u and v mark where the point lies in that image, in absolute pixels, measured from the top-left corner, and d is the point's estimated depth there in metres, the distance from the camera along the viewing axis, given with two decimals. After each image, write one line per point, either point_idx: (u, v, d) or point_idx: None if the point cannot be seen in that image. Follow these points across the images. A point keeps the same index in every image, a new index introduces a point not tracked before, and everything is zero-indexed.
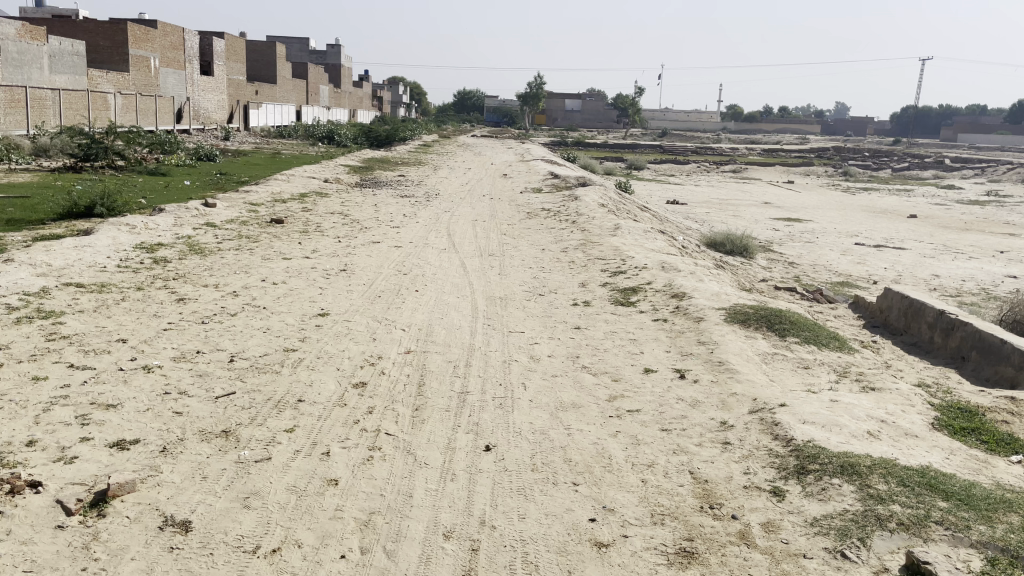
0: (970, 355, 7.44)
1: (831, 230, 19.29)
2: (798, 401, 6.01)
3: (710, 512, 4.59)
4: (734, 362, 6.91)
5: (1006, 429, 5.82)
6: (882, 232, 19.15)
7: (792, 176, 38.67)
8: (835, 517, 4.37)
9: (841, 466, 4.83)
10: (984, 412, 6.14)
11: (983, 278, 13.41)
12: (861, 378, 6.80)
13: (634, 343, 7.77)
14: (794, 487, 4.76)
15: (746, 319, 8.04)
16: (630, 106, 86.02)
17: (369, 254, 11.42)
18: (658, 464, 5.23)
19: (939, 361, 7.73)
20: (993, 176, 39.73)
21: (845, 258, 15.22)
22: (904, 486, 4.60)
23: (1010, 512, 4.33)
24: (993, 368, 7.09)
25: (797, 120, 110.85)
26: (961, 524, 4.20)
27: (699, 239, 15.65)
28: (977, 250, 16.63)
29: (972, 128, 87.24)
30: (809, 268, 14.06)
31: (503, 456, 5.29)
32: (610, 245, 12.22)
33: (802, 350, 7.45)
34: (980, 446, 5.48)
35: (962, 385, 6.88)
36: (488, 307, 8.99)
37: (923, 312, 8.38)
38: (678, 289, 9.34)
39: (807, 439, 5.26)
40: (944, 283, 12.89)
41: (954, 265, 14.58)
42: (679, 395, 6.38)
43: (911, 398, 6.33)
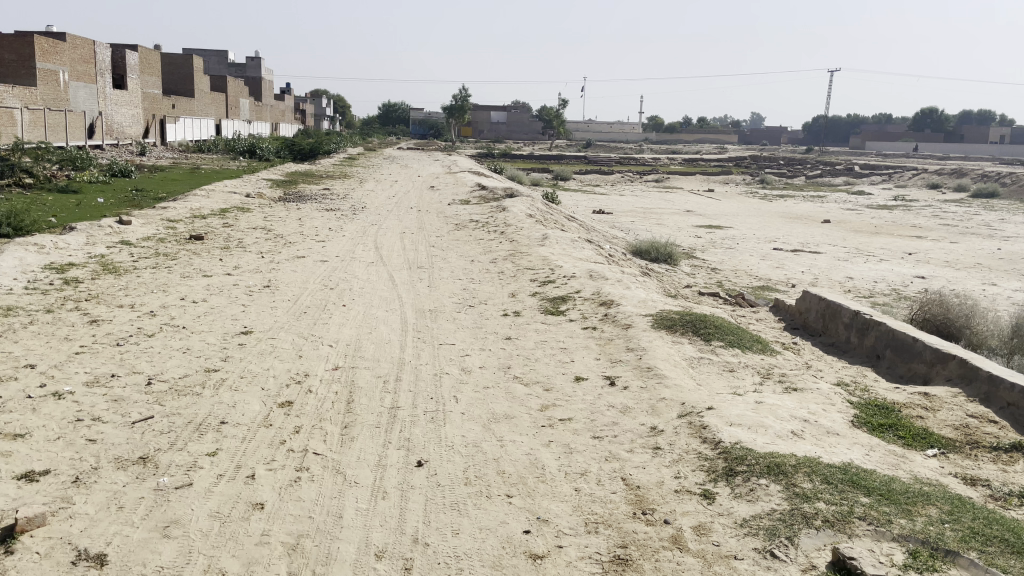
0: (885, 353, 7.74)
1: (751, 236, 19.86)
2: (724, 403, 6.12)
3: (643, 517, 4.62)
4: (662, 367, 7.01)
5: (921, 423, 6.03)
6: (798, 237, 19.84)
7: (712, 185, 39.70)
8: (764, 517, 4.45)
9: (768, 467, 4.93)
10: (901, 407, 6.36)
11: (893, 279, 14.02)
12: (783, 379, 6.99)
13: (564, 352, 7.79)
14: (723, 489, 4.83)
15: (672, 324, 8.18)
16: (554, 118, 87.16)
17: (294, 269, 11.18)
18: (591, 472, 5.24)
19: (856, 360, 8.00)
20: (900, 181, 41.58)
21: (764, 263, 15.69)
22: (827, 483, 4.72)
23: (929, 505, 4.50)
24: (906, 366, 7.39)
25: (715, 130, 114.26)
26: (882, 518, 4.33)
27: (625, 247, 15.88)
28: (886, 252, 17.41)
29: (878, 135, 91.51)
30: (732, 273, 14.43)
31: (435, 471, 5.21)
32: (539, 255, 12.27)
33: (727, 353, 7.61)
34: (897, 441, 5.67)
35: (878, 383, 7.14)
36: (418, 320, 8.89)
37: (839, 312, 8.67)
38: (606, 297, 9.44)
39: (735, 441, 5.36)
40: (858, 285, 13.40)
41: (867, 267, 15.22)
42: (610, 402, 6.42)
43: (831, 397, 6.53)
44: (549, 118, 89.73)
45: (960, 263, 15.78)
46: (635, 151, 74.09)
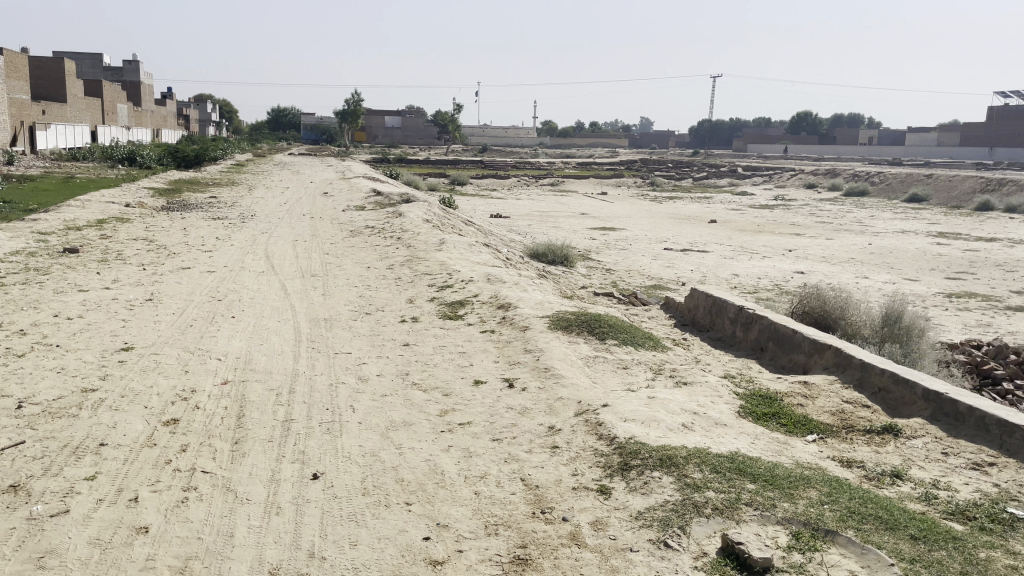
0: (767, 345, 8.12)
1: (643, 237, 20.43)
2: (619, 400, 6.26)
3: (541, 516, 4.66)
4: (559, 367, 7.11)
5: (801, 410, 6.35)
6: (687, 237, 20.56)
7: (606, 188, 40.61)
8: (657, 508, 4.58)
9: (661, 460, 5.08)
10: (783, 396, 6.68)
11: (775, 275, 14.72)
12: (674, 374, 7.22)
13: (462, 356, 7.78)
14: (619, 484, 4.94)
15: (568, 325, 8.31)
16: (449, 123, 87.14)
17: (179, 281, 10.71)
18: (490, 474, 5.25)
19: (742, 352, 8.36)
20: (779, 182, 43.75)
21: (656, 262, 16.18)
22: (716, 473, 4.91)
23: (809, 488, 4.75)
24: (788, 357, 7.77)
25: (606, 134, 116.90)
26: (768, 503, 4.53)
27: (522, 250, 16.02)
28: (768, 249, 18.27)
29: (759, 137, 95.98)
30: (626, 274, 14.79)
31: (331, 483, 5.10)
32: (436, 260, 12.22)
33: (621, 351, 7.80)
34: (780, 429, 5.95)
35: (762, 374, 7.48)
36: (312, 329, 8.68)
37: (725, 308, 9.03)
38: (504, 300, 9.49)
39: (629, 436, 5.48)
40: (743, 281, 14.01)
41: (751, 264, 15.91)
42: (508, 403, 6.46)
43: (719, 390, 6.79)
44: (444, 123, 89.52)
45: (835, 258, 16.73)
46: (530, 156, 75.00)
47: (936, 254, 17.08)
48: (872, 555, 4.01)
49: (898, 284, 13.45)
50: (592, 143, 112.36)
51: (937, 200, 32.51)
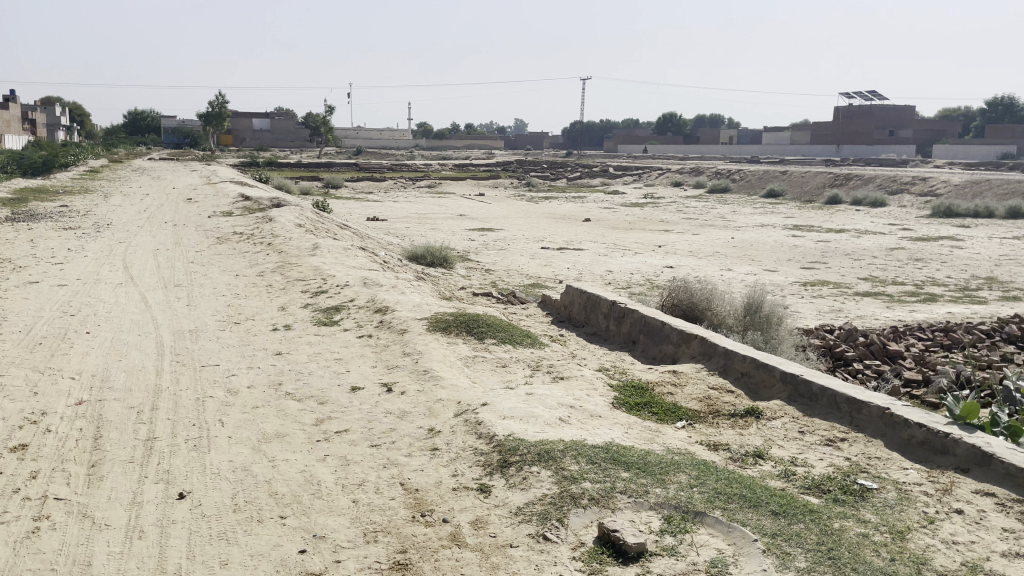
0: (639, 337, 8.39)
1: (521, 237, 20.65)
2: (497, 398, 6.30)
3: (421, 519, 4.62)
4: (437, 369, 7.07)
5: (671, 398, 6.59)
6: (563, 235, 20.96)
7: (482, 188, 40.78)
8: (536, 503, 4.63)
9: (539, 455, 5.14)
10: (654, 386, 6.91)
11: (647, 270, 15.24)
12: (551, 369, 7.33)
13: (339, 362, 7.61)
14: (498, 481, 4.96)
15: (446, 326, 8.28)
16: (321, 125, 85.14)
17: (26, 296, 9.92)
18: (369, 481, 5.15)
19: (616, 345, 8.60)
20: (649, 180, 45.36)
21: (534, 261, 16.39)
22: (592, 463, 5.02)
23: (679, 472, 4.93)
24: (658, 348, 8.05)
25: (482, 135, 117.53)
26: (641, 490, 4.68)
27: (399, 252, 15.86)
28: (640, 245, 18.89)
29: (629, 138, 99.11)
30: (504, 273, 14.91)
31: (200, 501, 4.86)
32: (310, 265, 11.90)
33: (499, 350, 7.85)
34: (652, 417, 6.15)
35: (634, 365, 7.73)
36: (176, 342, 8.25)
37: (598, 303, 9.26)
38: (381, 304, 9.36)
39: (507, 434, 5.52)
40: (617, 277, 14.42)
41: (624, 261, 16.41)
42: (386, 408, 6.36)
43: (594, 383, 6.95)
44: (316, 125, 87.41)
45: (702, 252, 17.50)
46: (406, 158, 74.37)
47: (791, 245, 18.19)
48: (738, 532, 4.21)
49: (759, 274, 14.23)
50: (468, 144, 112.72)
51: (791, 195, 34.63)
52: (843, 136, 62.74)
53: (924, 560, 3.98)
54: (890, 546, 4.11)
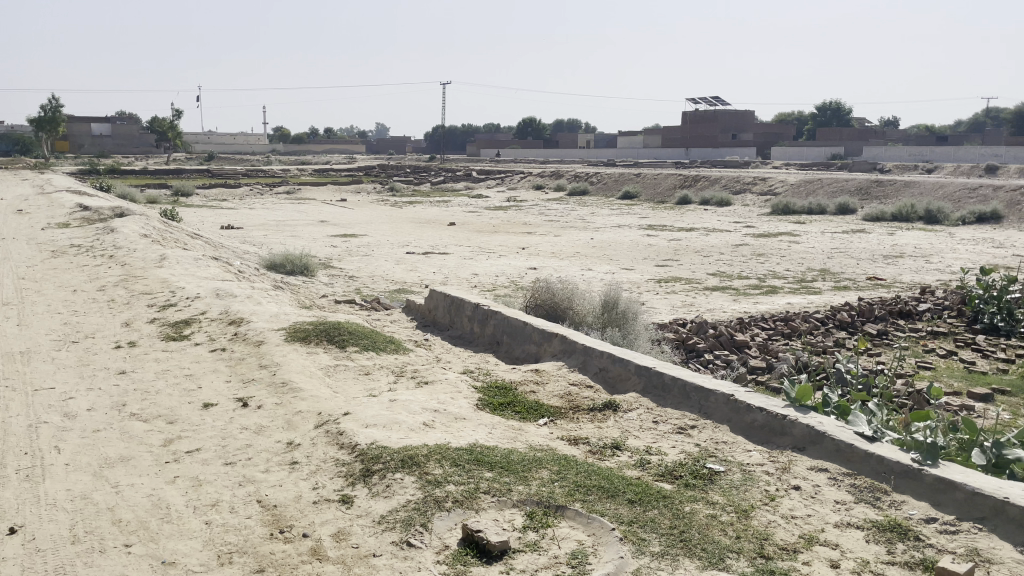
0: (502, 339, 8.49)
1: (384, 242, 20.42)
2: (359, 407, 6.18)
3: (280, 536, 4.47)
4: (296, 380, 6.86)
5: (534, 397, 6.70)
6: (428, 240, 20.91)
7: (344, 194, 40.01)
8: (400, 509, 4.58)
9: (402, 461, 5.08)
10: (517, 385, 7.01)
11: (512, 272, 15.45)
12: (415, 375, 7.28)
13: (190, 379, 7.24)
14: (360, 491, 4.87)
15: (305, 336, 8.05)
16: (170, 130, 80.82)
17: None
18: (224, 500, 4.94)
19: (480, 347, 8.67)
20: (511, 184, 46.02)
21: (398, 267, 16.25)
22: (456, 466, 5.02)
23: (541, 468, 5.02)
24: (521, 348, 8.18)
25: (342, 140, 115.22)
26: (504, 489, 4.73)
27: (257, 262, 15.29)
28: (504, 248, 19.11)
29: (491, 141, 100.09)
30: (368, 279, 14.70)
31: (33, 536, 4.49)
32: (158, 277, 11.26)
33: (361, 357, 7.72)
34: (515, 416, 6.23)
35: (498, 366, 7.81)
36: (4, 366, 7.58)
37: (462, 306, 9.29)
38: (235, 315, 8.98)
39: (369, 442, 5.43)
40: (482, 280, 14.54)
41: (488, 263, 16.56)
42: (242, 424, 6.11)
43: (458, 385, 6.97)
44: (164, 130, 82.89)
45: (564, 253, 17.94)
46: (263, 163, 71.80)
47: (647, 244, 18.97)
48: (597, 523, 4.34)
49: (618, 273, 14.74)
50: (329, 149, 110.26)
51: (646, 196, 36.15)
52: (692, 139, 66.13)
53: (766, 535, 4.24)
54: (736, 525, 4.36)
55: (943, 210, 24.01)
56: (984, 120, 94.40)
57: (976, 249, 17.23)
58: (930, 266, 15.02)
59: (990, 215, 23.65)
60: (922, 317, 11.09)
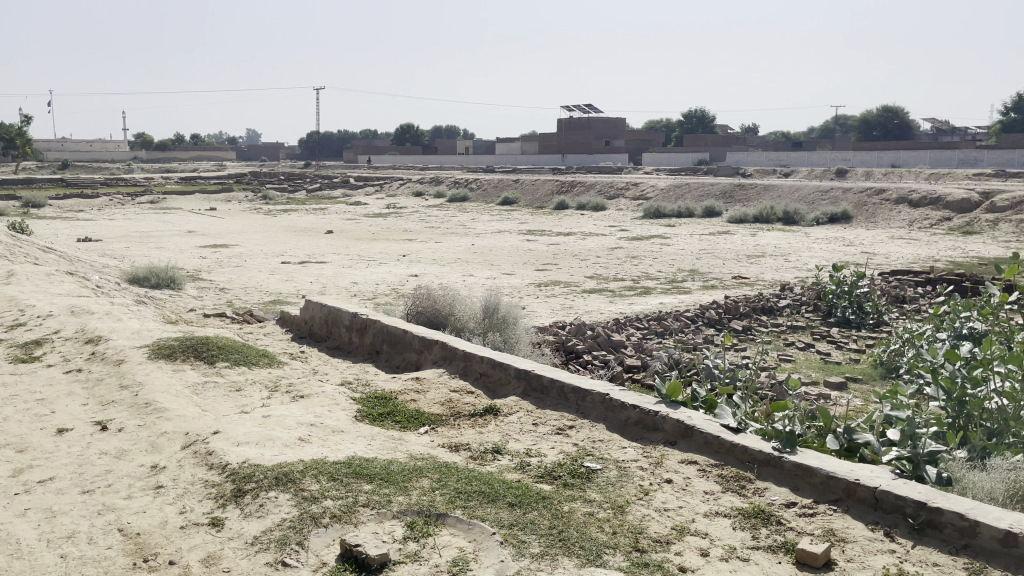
0: (382, 347, 8.37)
1: (258, 252, 19.73)
2: (230, 424, 5.94)
3: (145, 565, 4.23)
4: (161, 399, 6.51)
5: (414, 405, 6.64)
6: (304, 249, 20.38)
7: (214, 203, 38.37)
8: (274, 529, 4.43)
9: (276, 478, 4.91)
10: (397, 394, 6.92)
11: (392, 280, 15.27)
12: (290, 389, 7.06)
13: (42, 403, 6.73)
14: (232, 512, 4.67)
15: (171, 352, 7.66)
16: (17, 137, 75.03)
17: None
18: (81, 531, 4.62)
19: (359, 357, 8.51)
20: (390, 191, 45.55)
21: (273, 277, 15.74)
22: (333, 480, 4.91)
23: (421, 477, 4.99)
24: (401, 356, 8.09)
25: (211, 147, 110.61)
26: (383, 500, 4.66)
27: (117, 276, 14.42)
28: (383, 255, 18.87)
29: (369, 148, 98.85)
30: (241, 291, 14.16)
31: None
32: (4, 295, 10.41)
33: (232, 373, 7.41)
34: (395, 426, 6.15)
35: (377, 376, 7.70)
36: None
37: (339, 316, 9.10)
38: (93, 334, 8.43)
39: (241, 460, 5.22)
40: (361, 288, 14.30)
41: (367, 272, 16.31)
42: (101, 449, 5.75)
43: (335, 397, 6.81)
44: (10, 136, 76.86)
45: (444, 259, 17.90)
46: (124, 171, 67.79)
47: (527, 249, 19.22)
48: (477, 529, 4.34)
49: (498, 279, 14.85)
50: (197, 156, 105.64)
51: (525, 201, 36.66)
52: (568, 145, 67.63)
53: (640, 529, 4.38)
54: (612, 521, 4.47)
55: (799, 212, 25.61)
56: (833, 127, 101.38)
57: (829, 248, 18.45)
58: (789, 265, 15.98)
59: (841, 216, 25.43)
60: (782, 312, 11.80)
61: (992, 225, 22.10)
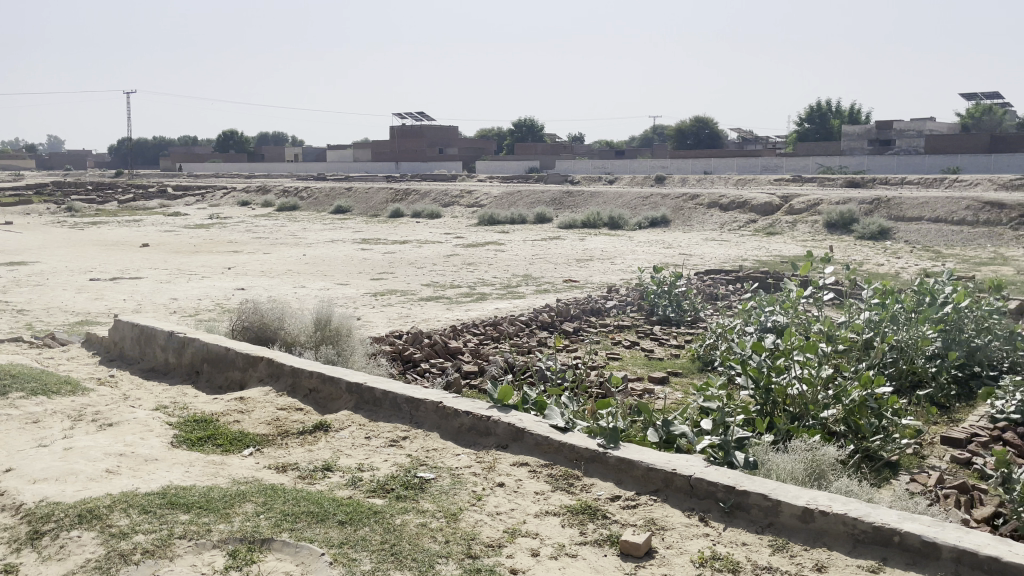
0: (203, 367, 7.92)
1: (62, 269, 18.12)
2: (26, 461, 5.38)
3: None
4: None
5: (237, 427, 6.32)
6: (116, 264, 18.95)
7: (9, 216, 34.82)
8: (78, 571, 4.06)
9: (80, 516, 4.51)
10: (218, 416, 6.57)
11: (216, 294, 14.51)
12: (98, 417, 6.51)
13: None
14: (28, 557, 4.23)
15: None
16: None
17: None
18: None
19: (177, 379, 8.01)
20: (214, 200, 43.31)
21: (80, 296, 14.50)
22: (146, 513, 4.57)
23: (244, 502, 4.76)
24: (224, 375, 7.69)
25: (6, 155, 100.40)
26: (202, 530, 4.39)
27: None
28: (206, 269, 17.89)
29: (190, 155, 93.55)
30: (42, 312, 12.93)
31: None
32: None
33: (29, 403, 6.74)
34: (216, 449, 5.83)
35: (198, 397, 7.27)
36: None
37: (154, 336, 8.51)
38: None
39: (38, 499, 4.75)
40: (181, 304, 13.49)
41: (188, 286, 15.40)
42: None
43: (149, 423, 6.36)
44: None
45: (272, 271, 17.24)
46: None
47: (360, 259, 18.88)
48: (305, 550, 4.19)
49: (330, 289, 14.49)
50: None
51: (358, 209, 36.08)
52: (402, 153, 67.28)
53: (473, 535, 4.40)
54: (444, 530, 4.46)
55: (623, 217, 26.88)
56: (653, 136, 107.52)
57: (651, 250, 19.48)
58: (615, 267, 16.74)
59: (661, 220, 26.95)
60: (610, 312, 12.32)
61: (791, 226, 24.26)
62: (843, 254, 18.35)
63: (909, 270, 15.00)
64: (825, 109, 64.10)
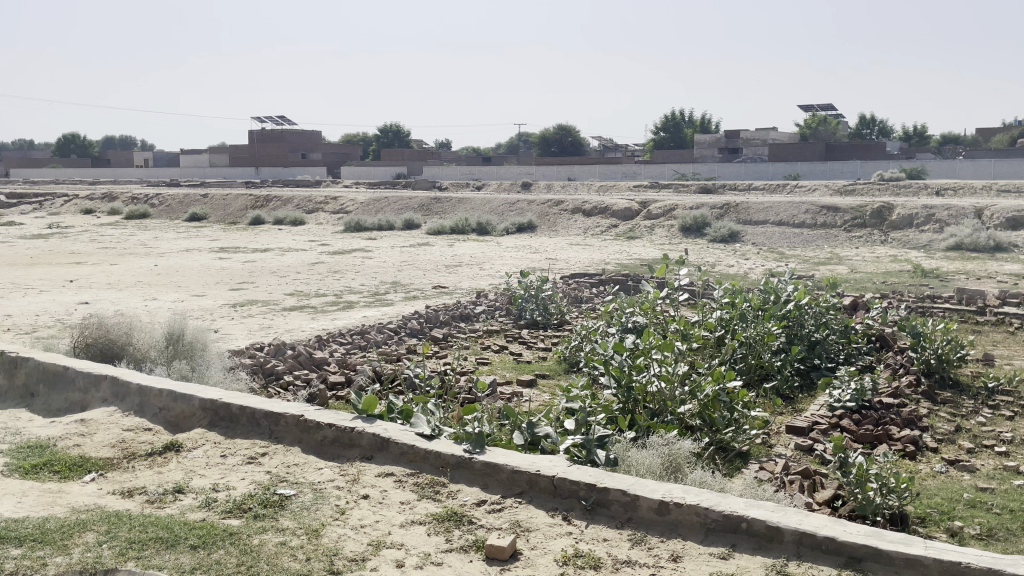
0: (38, 388, 7.33)
1: None
2: None
3: None
4: None
5: (77, 451, 5.88)
6: None
7: None
8: None
9: None
10: (56, 441, 6.08)
11: (56, 309, 13.48)
12: None
13: None
14: None
15: None
16: None
17: None
18: None
19: (9, 402, 7.36)
20: (54, 208, 40.25)
21: None
22: None
23: (84, 532, 4.43)
24: (62, 397, 7.13)
25: None
26: (37, 564, 4.05)
27: None
28: (44, 282, 16.60)
29: (26, 160, 86.44)
30: None
31: None
32: None
33: None
34: (53, 477, 5.40)
35: (34, 421, 6.72)
36: None
37: None
38: None
39: None
40: (15, 321, 12.43)
41: (23, 302, 14.22)
42: None
43: None
44: None
45: (120, 283, 16.21)
46: None
47: (219, 268, 18.04)
48: None
49: (185, 301, 13.79)
50: None
51: (216, 217, 34.54)
52: (262, 159, 65.03)
53: (335, 551, 4.29)
54: (305, 547, 4.32)
55: (491, 223, 27.08)
56: (519, 143, 109.23)
57: (518, 255, 19.76)
58: (483, 273, 16.84)
59: (527, 225, 27.38)
60: (479, 317, 12.38)
61: (650, 230, 25.23)
62: (698, 256, 19.31)
63: (756, 271, 15.96)
64: (679, 118, 67.28)
